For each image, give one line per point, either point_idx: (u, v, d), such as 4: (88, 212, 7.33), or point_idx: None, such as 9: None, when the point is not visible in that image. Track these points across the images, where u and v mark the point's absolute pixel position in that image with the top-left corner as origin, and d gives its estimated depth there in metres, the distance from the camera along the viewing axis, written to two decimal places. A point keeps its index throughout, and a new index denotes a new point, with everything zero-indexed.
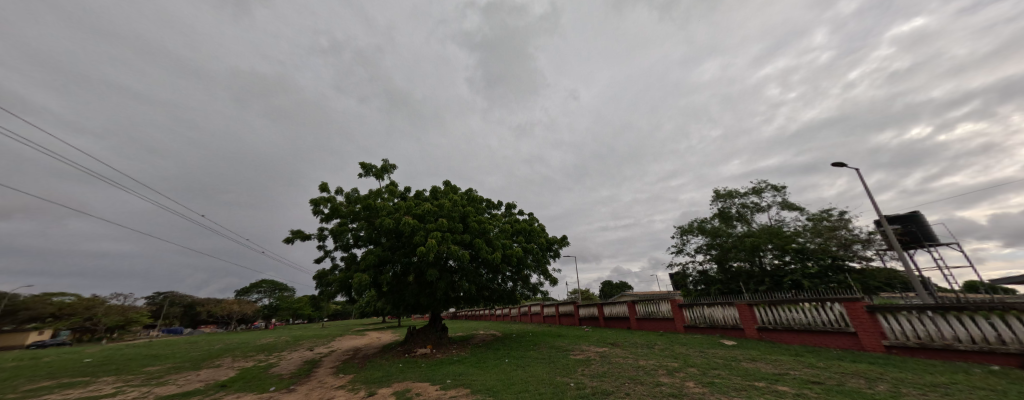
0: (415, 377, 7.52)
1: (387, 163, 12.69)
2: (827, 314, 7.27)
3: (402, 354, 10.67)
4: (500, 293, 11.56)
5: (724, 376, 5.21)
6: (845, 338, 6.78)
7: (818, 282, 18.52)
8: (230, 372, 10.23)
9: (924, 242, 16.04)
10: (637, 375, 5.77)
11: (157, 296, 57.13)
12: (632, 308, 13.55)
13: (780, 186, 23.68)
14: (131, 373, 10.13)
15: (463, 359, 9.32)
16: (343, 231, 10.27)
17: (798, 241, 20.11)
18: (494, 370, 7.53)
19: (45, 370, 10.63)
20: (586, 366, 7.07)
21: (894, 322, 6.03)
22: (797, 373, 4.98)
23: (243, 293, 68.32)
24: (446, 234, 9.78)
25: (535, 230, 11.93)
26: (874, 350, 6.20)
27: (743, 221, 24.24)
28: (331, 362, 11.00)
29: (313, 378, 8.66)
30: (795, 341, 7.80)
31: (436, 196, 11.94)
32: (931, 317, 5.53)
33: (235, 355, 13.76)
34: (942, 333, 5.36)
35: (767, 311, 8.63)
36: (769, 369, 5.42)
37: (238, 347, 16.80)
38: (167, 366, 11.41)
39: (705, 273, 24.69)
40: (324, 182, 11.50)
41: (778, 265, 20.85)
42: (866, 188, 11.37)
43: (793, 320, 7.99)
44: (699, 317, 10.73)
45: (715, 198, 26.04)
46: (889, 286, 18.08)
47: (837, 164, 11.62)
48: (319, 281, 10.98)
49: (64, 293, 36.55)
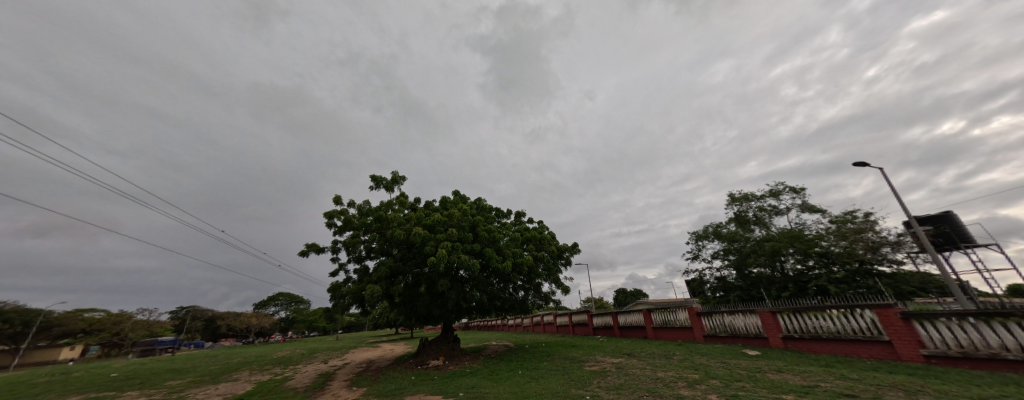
0: (428, 390, 7.44)
1: (398, 175, 12.95)
2: (857, 321, 6.88)
3: (415, 367, 10.60)
4: (512, 302, 11.45)
5: (748, 388, 4.96)
6: (879, 347, 6.40)
7: (845, 287, 17.64)
8: (247, 386, 10.29)
9: (961, 243, 15.12)
10: (656, 388, 5.52)
11: (180, 311, 59.47)
12: (648, 317, 13.17)
13: (800, 187, 22.55)
14: (153, 388, 10.31)
15: (475, 371, 9.19)
16: (355, 243, 10.43)
17: (821, 244, 19.24)
18: (507, 382, 7.36)
19: (73, 385, 10.98)
20: (601, 377, 6.85)
21: (932, 330, 5.69)
22: (829, 386, 4.69)
23: (261, 306, 70.26)
24: (456, 244, 9.77)
25: (546, 238, 11.77)
26: (912, 360, 5.83)
27: (761, 224, 23.39)
28: (344, 375, 11.03)
29: (327, 391, 8.67)
30: (825, 350, 7.38)
31: (446, 206, 12.05)
32: (974, 323, 5.16)
33: (253, 369, 13.90)
34: (987, 341, 5.00)
35: (792, 319, 8.23)
36: (797, 380, 5.15)
37: (255, 360, 16.98)
38: (188, 380, 11.60)
39: (723, 280, 23.75)
40: (337, 195, 11.81)
41: (802, 270, 19.89)
42: (891, 187, 10.83)
43: (821, 329, 7.60)
44: (719, 326, 10.35)
45: (731, 202, 25.12)
46: (923, 290, 17.02)
47: (860, 164, 11.13)
48: (332, 293, 11.16)
49: (93, 310, 38.44)
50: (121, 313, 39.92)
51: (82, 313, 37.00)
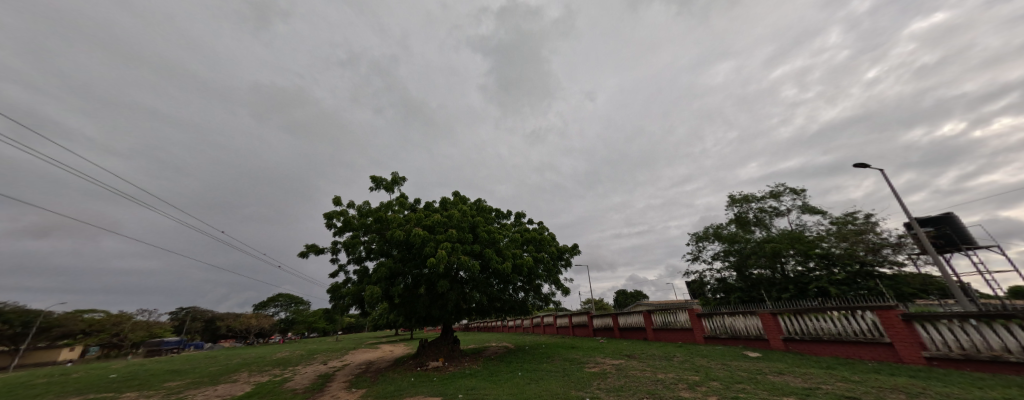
0: (427, 391, 7.41)
1: (397, 175, 12.94)
2: (858, 323, 6.86)
3: (414, 368, 10.56)
4: (511, 303, 11.43)
5: (749, 390, 4.93)
6: (880, 349, 6.36)
7: (846, 289, 17.59)
8: (246, 387, 10.26)
9: (961, 245, 15.06)
10: (656, 390, 5.49)
11: (180, 311, 59.43)
12: (649, 318, 13.13)
13: (800, 189, 22.52)
14: (152, 389, 10.28)
15: (475, 373, 9.15)
16: (354, 243, 10.42)
17: (822, 246, 19.19)
18: (507, 384, 7.33)
19: (71, 386, 10.94)
20: (601, 379, 6.82)
21: (933, 331, 5.66)
22: (830, 388, 4.66)
23: (261, 307, 70.19)
24: (456, 245, 9.76)
25: (546, 239, 11.75)
26: (914, 362, 5.80)
27: (761, 225, 23.34)
28: (343, 376, 11.00)
29: (326, 393, 8.63)
30: (826, 352, 7.34)
31: (446, 206, 12.04)
32: (975, 325, 5.13)
33: (252, 370, 13.86)
34: (989, 343, 4.97)
35: (792, 320, 8.21)
36: (798, 383, 5.12)
37: (254, 362, 16.92)
38: (187, 382, 11.55)
39: (724, 281, 23.70)
40: (337, 196, 11.80)
41: (802, 272, 19.84)
42: (892, 188, 10.79)
43: (821, 330, 7.56)
44: (719, 327, 10.31)
45: (731, 203, 25.09)
46: (924, 292, 16.96)
47: (860, 166, 11.11)
48: (332, 294, 11.13)
49: (93, 311, 38.37)
50: (121, 314, 39.85)
51: (82, 313, 36.92)
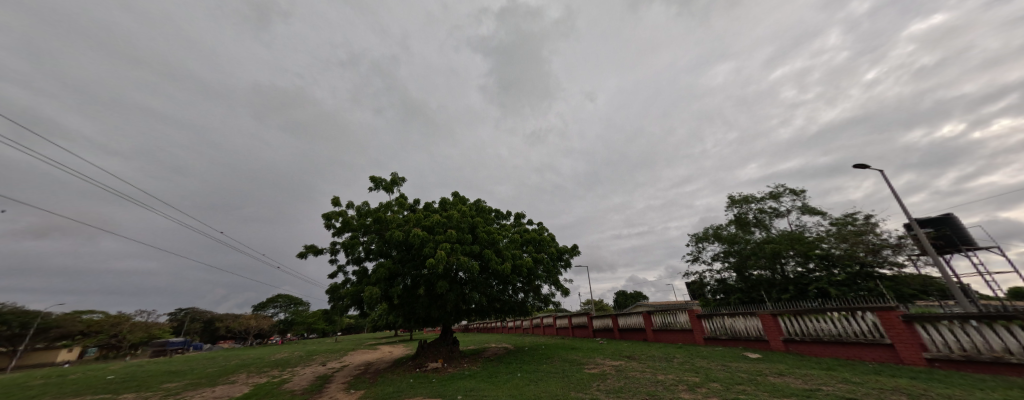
0: (426, 392, 7.37)
1: (397, 176, 12.93)
2: (858, 324, 6.84)
3: (414, 369, 10.52)
4: (511, 304, 11.40)
5: (749, 391, 4.90)
6: (881, 350, 6.35)
7: (846, 289, 17.56)
8: (244, 389, 10.20)
9: (961, 246, 15.08)
10: (655, 391, 5.45)
11: (179, 312, 59.38)
12: (648, 319, 13.09)
13: (800, 190, 22.52)
14: (149, 391, 10.23)
15: (474, 374, 9.11)
16: (354, 244, 10.39)
17: (822, 247, 19.17)
18: (506, 385, 7.29)
19: (68, 387, 10.87)
20: (601, 380, 6.78)
21: (934, 332, 5.63)
22: (831, 389, 4.64)
23: (261, 307, 70.06)
24: (455, 246, 9.73)
25: (546, 239, 11.73)
26: (915, 363, 5.77)
27: (761, 226, 23.33)
28: (342, 377, 10.94)
29: (324, 394, 8.58)
30: (826, 353, 7.32)
31: (446, 207, 12.02)
32: (976, 326, 5.11)
33: (250, 371, 13.79)
34: (990, 344, 4.95)
35: (792, 321, 8.19)
36: (798, 384, 5.09)
37: (253, 363, 16.84)
38: (184, 383, 11.49)
39: (724, 282, 23.67)
40: (336, 197, 11.77)
41: (802, 273, 19.82)
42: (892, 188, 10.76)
43: (822, 331, 7.55)
44: (719, 328, 10.28)
45: (731, 204, 25.09)
46: (925, 293, 16.94)
47: (860, 166, 11.10)
48: (331, 295, 11.09)
49: (92, 311, 38.24)
50: (120, 314, 39.74)
51: (81, 314, 36.80)
